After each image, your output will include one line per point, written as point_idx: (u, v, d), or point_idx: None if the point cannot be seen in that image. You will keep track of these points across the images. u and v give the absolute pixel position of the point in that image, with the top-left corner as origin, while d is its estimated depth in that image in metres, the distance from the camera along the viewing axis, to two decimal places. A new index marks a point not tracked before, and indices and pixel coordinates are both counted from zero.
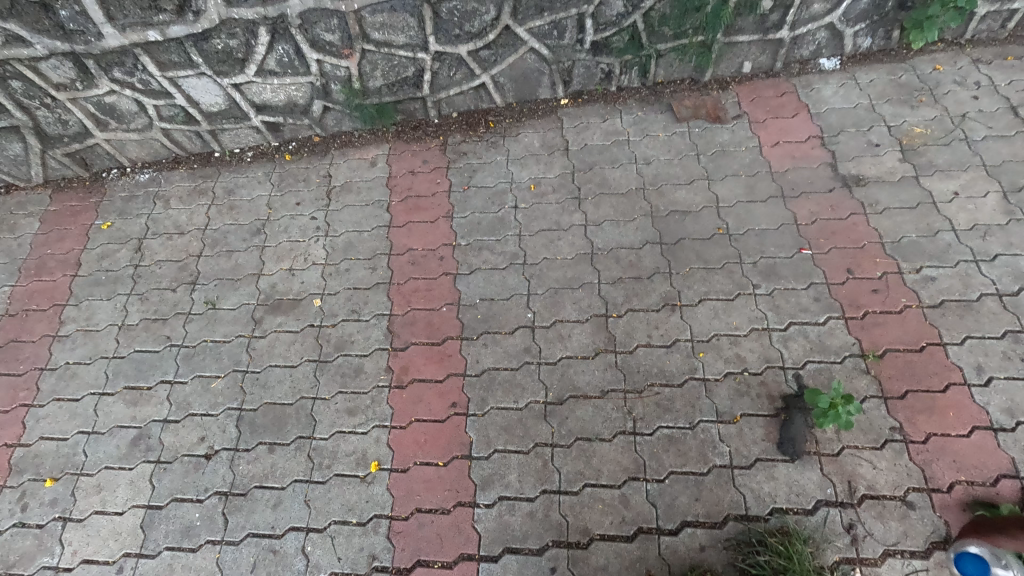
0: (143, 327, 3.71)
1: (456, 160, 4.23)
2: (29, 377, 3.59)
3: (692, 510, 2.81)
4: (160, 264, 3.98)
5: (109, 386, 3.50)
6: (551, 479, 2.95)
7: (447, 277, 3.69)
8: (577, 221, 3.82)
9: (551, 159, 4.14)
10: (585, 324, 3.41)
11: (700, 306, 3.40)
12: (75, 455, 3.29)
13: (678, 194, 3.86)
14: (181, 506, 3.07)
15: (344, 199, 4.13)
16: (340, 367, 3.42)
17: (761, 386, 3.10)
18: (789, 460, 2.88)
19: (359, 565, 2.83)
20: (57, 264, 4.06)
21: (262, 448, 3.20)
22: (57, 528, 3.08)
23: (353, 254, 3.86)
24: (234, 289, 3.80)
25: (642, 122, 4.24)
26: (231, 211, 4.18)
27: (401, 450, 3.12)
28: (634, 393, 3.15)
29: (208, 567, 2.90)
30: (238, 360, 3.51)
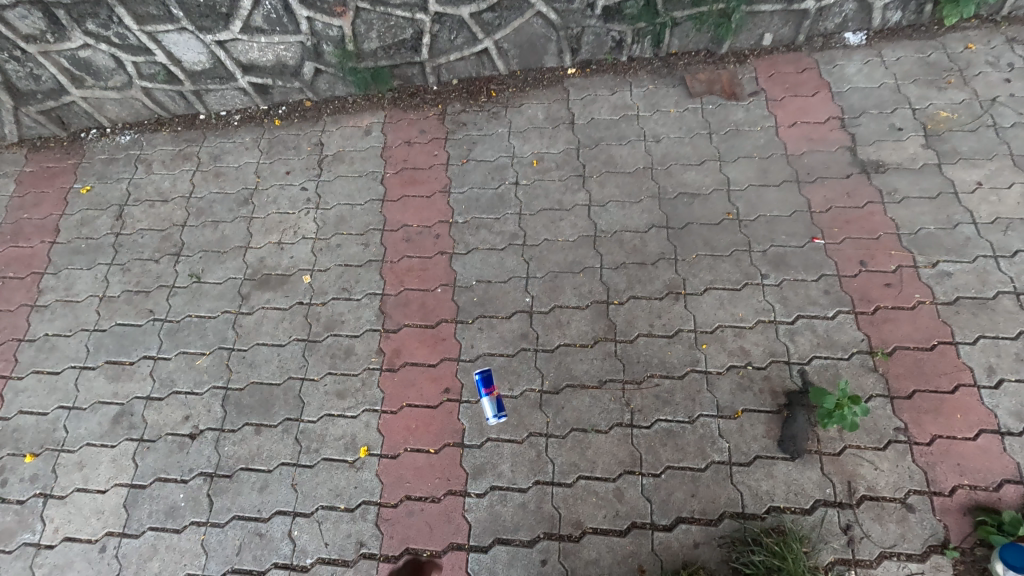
0: (124, 300, 3.56)
1: (455, 131, 4.00)
2: (7, 348, 3.46)
3: (688, 506, 2.76)
4: (142, 233, 3.80)
5: (90, 360, 3.38)
6: (545, 470, 2.88)
7: (442, 256, 3.54)
8: (580, 201, 3.64)
9: (556, 133, 3.92)
10: (585, 311, 3.28)
11: (705, 295, 3.27)
12: (55, 431, 3.19)
13: (687, 175, 3.68)
14: (165, 486, 3.01)
15: (336, 169, 3.92)
16: (329, 347, 3.30)
17: (764, 381, 3.00)
18: (789, 458, 2.81)
19: (347, 551, 2.80)
20: (34, 229, 3.87)
21: (248, 429, 3.11)
22: (38, 505, 3.02)
23: (346, 228, 3.69)
24: (220, 262, 3.64)
25: (653, 96, 4.00)
26: (217, 178, 3.97)
27: (392, 436, 3.04)
28: (633, 384, 3.05)
29: (193, 549, 2.86)
30: (224, 337, 3.38)
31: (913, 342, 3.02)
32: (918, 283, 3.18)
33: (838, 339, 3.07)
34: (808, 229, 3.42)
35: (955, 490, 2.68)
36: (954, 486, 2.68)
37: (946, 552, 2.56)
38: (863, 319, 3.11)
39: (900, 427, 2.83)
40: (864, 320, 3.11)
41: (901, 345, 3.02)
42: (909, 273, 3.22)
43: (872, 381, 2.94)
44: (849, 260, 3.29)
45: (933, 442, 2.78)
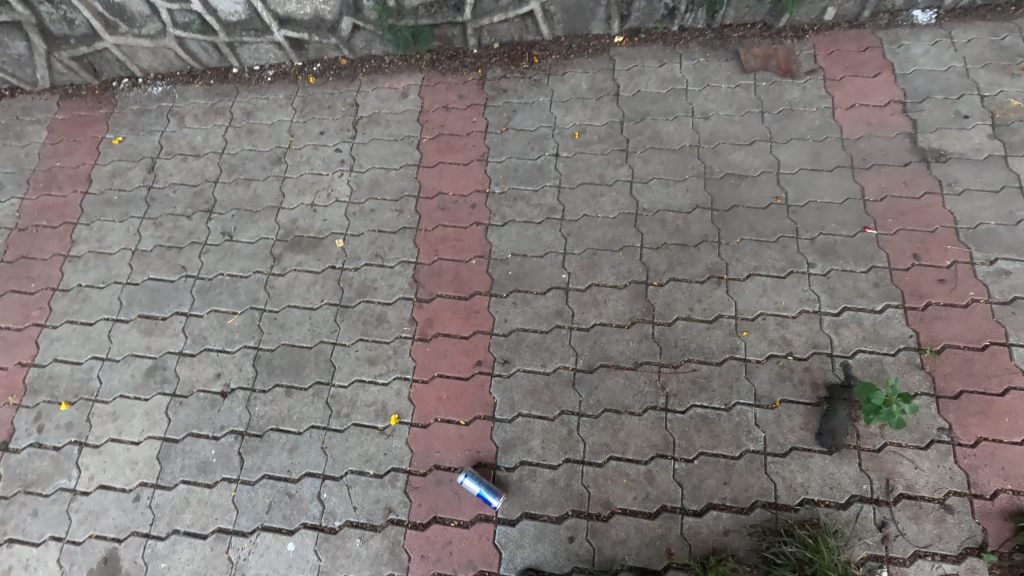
0: (157, 255, 3.54)
1: (494, 98, 3.86)
2: (42, 297, 3.47)
3: (720, 493, 2.73)
4: (174, 187, 3.75)
5: (123, 313, 3.38)
6: (576, 449, 2.86)
7: (478, 227, 3.45)
8: (622, 177, 3.52)
9: (600, 104, 3.76)
10: (622, 291, 3.20)
11: (748, 281, 3.17)
12: (89, 380, 3.22)
13: (736, 155, 3.53)
14: (197, 442, 3.04)
15: (371, 131, 3.82)
16: (361, 314, 3.27)
17: (805, 372, 2.92)
18: (827, 452, 2.75)
19: (375, 516, 2.82)
20: (67, 178, 3.84)
21: (279, 390, 3.11)
22: (73, 452, 3.07)
23: (380, 193, 3.61)
24: (252, 221, 3.59)
25: (703, 70, 3.81)
26: (250, 135, 3.88)
27: (422, 405, 3.03)
28: (669, 368, 2.99)
29: (224, 504, 2.91)
30: (256, 298, 3.36)
31: (963, 341, 2.92)
32: (974, 281, 3.05)
33: (885, 334, 2.97)
34: (860, 218, 3.28)
35: (997, 494, 2.61)
36: (997, 490, 2.62)
37: (983, 555, 2.52)
38: (913, 315, 3.00)
39: (944, 427, 2.75)
40: (913, 315, 3.00)
41: (951, 344, 2.92)
42: (964, 270, 3.09)
43: (918, 379, 2.86)
44: (902, 253, 3.16)
45: (978, 444, 2.71)
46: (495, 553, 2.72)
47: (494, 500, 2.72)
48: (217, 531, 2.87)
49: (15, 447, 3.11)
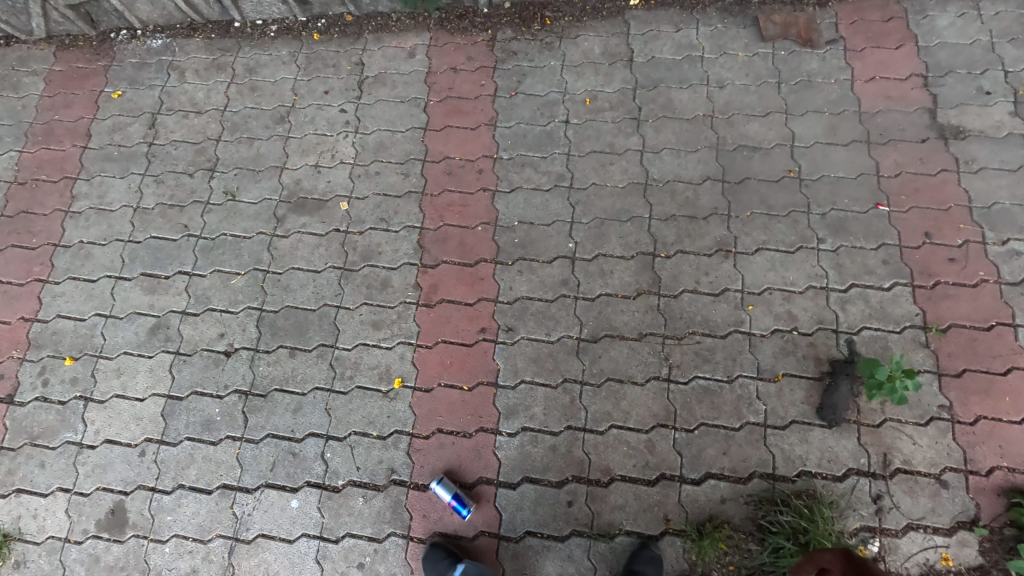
0: (159, 213, 3.49)
1: (504, 61, 3.75)
2: (43, 252, 3.44)
3: (719, 462, 2.77)
4: (176, 144, 3.67)
5: (126, 271, 3.36)
6: (578, 417, 2.88)
7: (485, 193, 3.40)
8: (633, 145, 3.45)
9: (612, 70, 3.66)
10: (629, 262, 3.17)
11: (756, 255, 3.13)
12: (93, 337, 3.23)
13: (750, 127, 3.45)
14: (201, 400, 3.05)
15: (377, 92, 3.72)
16: (366, 278, 3.25)
17: (809, 347, 2.92)
18: (827, 426, 2.77)
19: (378, 477, 2.87)
20: (66, 132, 3.76)
21: (283, 351, 3.12)
22: (78, 407, 3.10)
23: (385, 156, 3.54)
24: (255, 181, 3.53)
25: (721, 37, 3.70)
26: (253, 93, 3.79)
27: (426, 370, 3.04)
28: (673, 339, 2.99)
29: (228, 461, 2.94)
30: (260, 259, 3.33)
31: (970, 321, 2.91)
32: (984, 261, 3.03)
33: (891, 312, 2.96)
34: (873, 194, 3.23)
35: (993, 471, 2.65)
36: (993, 467, 2.65)
37: (975, 529, 2.57)
38: (921, 293, 2.99)
39: (944, 405, 2.77)
40: (921, 293, 2.98)
41: (957, 323, 2.91)
42: (975, 249, 3.06)
43: (922, 357, 2.86)
44: (914, 230, 3.12)
45: (977, 422, 2.73)
46: (496, 514, 2.78)
47: (463, 512, 2.71)
48: (222, 487, 2.92)
49: (21, 401, 3.13)
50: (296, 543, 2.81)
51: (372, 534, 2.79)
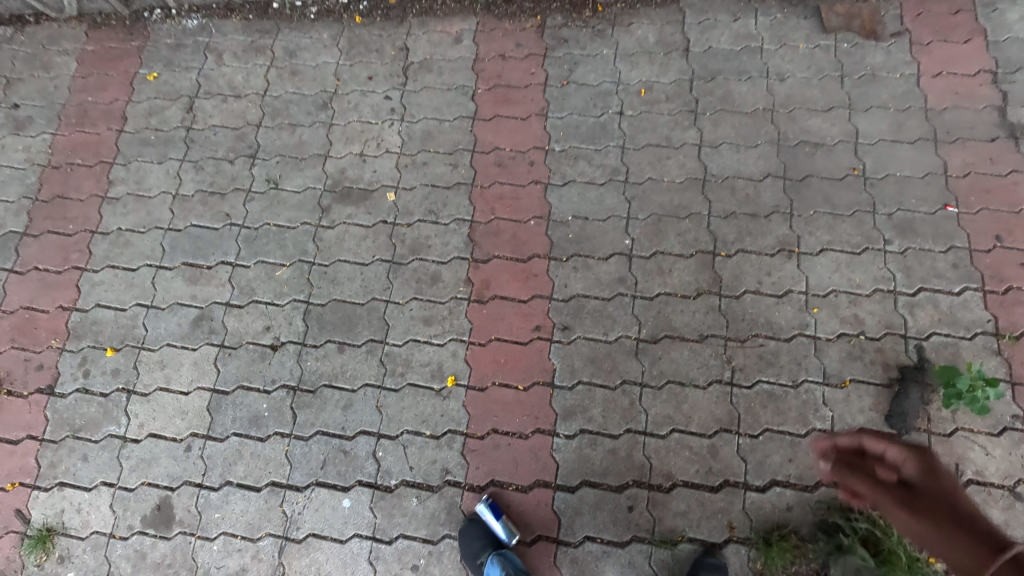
0: (199, 200, 3.39)
1: (555, 48, 3.61)
2: (80, 239, 3.34)
3: (784, 470, 2.70)
4: (214, 129, 3.55)
5: (166, 260, 3.26)
6: (638, 420, 2.81)
7: (537, 186, 3.29)
8: (691, 139, 3.33)
9: (668, 60, 3.52)
10: (688, 260, 3.07)
11: (820, 256, 3.04)
12: (135, 328, 3.14)
13: (812, 122, 3.33)
14: (248, 395, 2.98)
15: (422, 79, 3.59)
16: (415, 272, 3.15)
17: (877, 353, 2.84)
18: (896, 434, 2.70)
19: (432, 477, 2.80)
20: (100, 115, 3.64)
21: (331, 346, 3.03)
22: (122, 399, 3.02)
23: (433, 145, 3.42)
24: (298, 169, 3.42)
25: (781, 27, 3.56)
26: (293, 77, 3.66)
27: (479, 368, 2.95)
28: (735, 342, 2.91)
29: (277, 458, 2.88)
30: (305, 250, 3.23)
31: None
32: None
33: (962, 318, 2.87)
34: (941, 195, 3.12)
35: None
36: None
37: None
38: (992, 299, 2.90)
39: (1018, 415, 2.69)
40: (992, 299, 2.89)
41: None
42: None
43: (994, 365, 2.78)
44: (984, 233, 3.02)
45: None
46: (553, 518, 2.72)
47: (507, 539, 2.62)
48: (271, 484, 2.85)
49: (61, 392, 3.05)
50: (348, 544, 2.75)
51: (427, 536, 2.74)
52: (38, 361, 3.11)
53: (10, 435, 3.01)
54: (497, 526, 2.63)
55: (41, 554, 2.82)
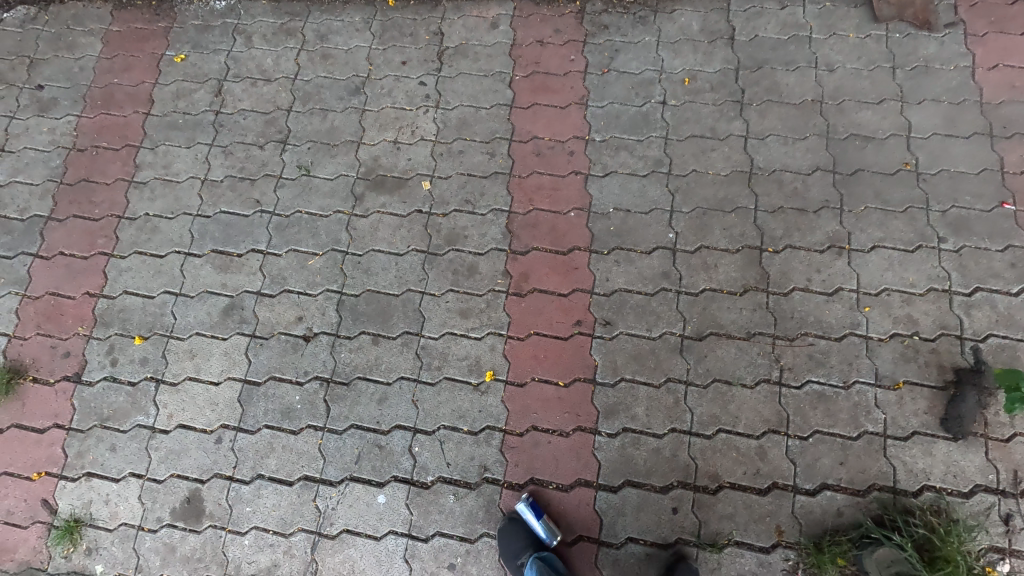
0: (228, 186, 3.30)
1: (595, 35, 3.50)
2: (107, 224, 3.26)
3: (835, 473, 2.61)
4: (244, 114, 3.46)
5: (195, 247, 3.18)
6: (683, 419, 2.72)
7: (577, 176, 3.19)
8: (736, 131, 3.22)
9: (712, 48, 3.41)
10: (734, 255, 2.97)
11: (872, 253, 2.93)
12: (163, 316, 3.06)
13: (863, 114, 3.21)
14: (280, 386, 2.90)
15: (458, 64, 3.49)
16: (451, 263, 3.06)
17: (931, 354, 2.74)
18: (952, 439, 2.61)
19: (469, 474, 2.73)
20: (126, 97, 3.55)
21: (365, 338, 2.95)
22: (150, 388, 2.95)
23: (469, 133, 3.32)
24: (330, 156, 3.33)
25: (830, 16, 3.44)
26: (325, 61, 3.56)
27: (518, 363, 2.86)
28: (784, 340, 2.81)
29: (310, 452, 2.80)
30: (338, 239, 3.14)
31: None
32: None
33: (1021, 319, 2.77)
34: (998, 192, 3.01)
35: None
36: None
37: None
38: None
39: None
40: None
41: None
42: None
43: None
44: None
45: None
46: (595, 518, 2.64)
47: (547, 539, 2.55)
48: (303, 478, 2.77)
49: (89, 380, 2.98)
50: (383, 541, 2.68)
51: (464, 535, 2.66)
52: (64, 349, 3.04)
53: (36, 423, 2.94)
54: (537, 525, 2.55)
55: (69, 545, 2.76)
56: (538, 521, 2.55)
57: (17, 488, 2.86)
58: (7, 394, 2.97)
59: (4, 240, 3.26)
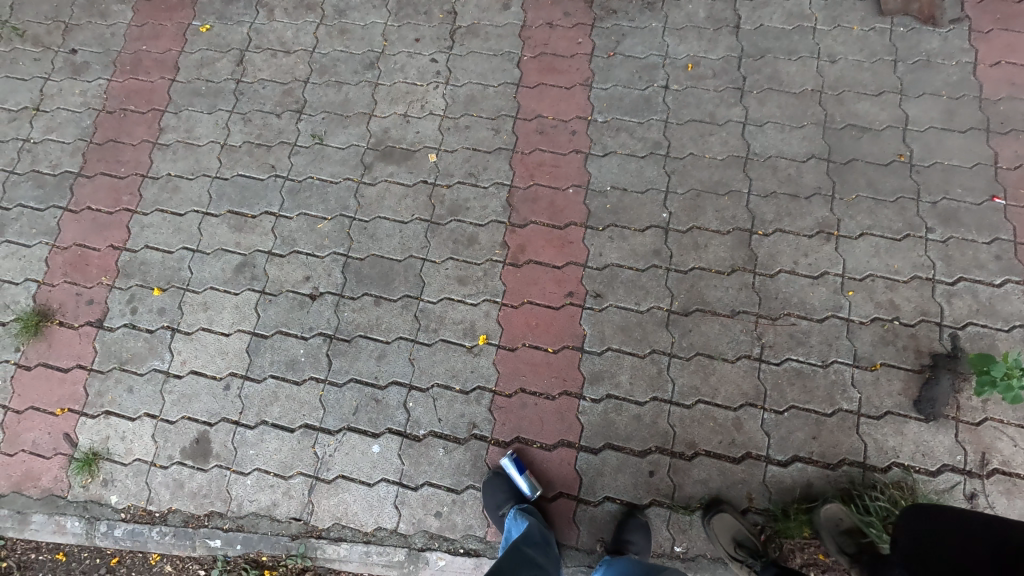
0: (245, 151, 3.47)
1: (603, 19, 3.60)
2: (131, 182, 3.46)
3: (807, 447, 2.73)
4: (263, 83, 3.63)
5: (213, 207, 3.37)
6: (665, 389, 2.85)
7: (577, 155, 3.31)
8: (735, 117, 3.31)
9: (717, 36, 3.49)
10: (725, 237, 3.07)
11: (859, 240, 3.02)
12: (181, 270, 3.25)
13: (861, 105, 3.28)
14: (286, 340, 3.09)
15: (469, 43, 3.61)
16: (452, 232, 3.20)
17: (910, 339, 2.84)
18: (923, 420, 2.71)
19: (459, 430, 2.89)
20: (153, 63, 3.73)
21: (368, 299, 3.12)
22: (166, 336, 3.15)
23: (476, 110, 3.45)
24: (343, 126, 3.48)
25: (835, 8, 3.50)
26: (342, 36, 3.70)
27: (511, 330, 3.01)
28: (767, 319, 2.92)
29: (312, 402, 2.98)
30: (346, 206, 3.30)
31: None
32: None
33: (1001, 310, 2.85)
34: (989, 186, 3.07)
35: None
36: None
37: None
38: None
39: None
40: None
41: None
42: None
43: None
44: None
45: None
46: (575, 477, 2.79)
47: (529, 493, 2.70)
48: (304, 426, 2.96)
49: (110, 326, 3.19)
50: (376, 487, 2.85)
51: (451, 486, 2.83)
52: (89, 296, 3.25)
53: (61, 363, 3.16)
54: (521, 480, 2.70)
55: (88, 475, 2.99)
56: (522, 476, 2.70)
57: (41, 422, 3.08)
58: (34, 335, 3.19)
59: (36, 193, 3.48)
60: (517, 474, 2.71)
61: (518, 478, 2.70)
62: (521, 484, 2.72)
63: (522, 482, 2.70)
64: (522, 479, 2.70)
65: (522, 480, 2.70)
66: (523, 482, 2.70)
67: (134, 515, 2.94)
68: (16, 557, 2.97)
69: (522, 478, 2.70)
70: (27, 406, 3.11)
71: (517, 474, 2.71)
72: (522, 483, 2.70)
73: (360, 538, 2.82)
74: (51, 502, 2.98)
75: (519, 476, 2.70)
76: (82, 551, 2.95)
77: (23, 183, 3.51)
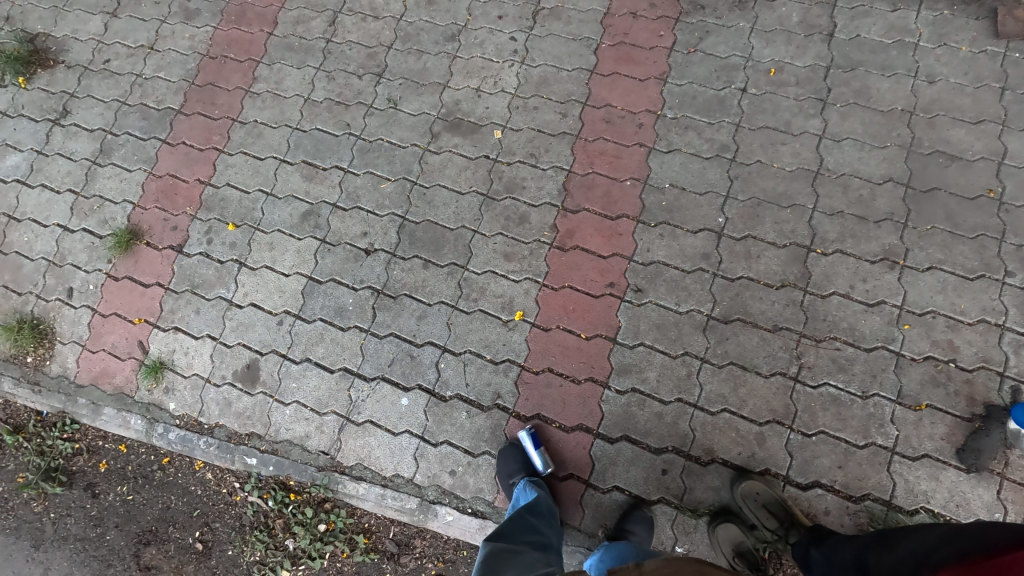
0: (326, 107, 3.69)
1: (689, 14, 3.52)
2: (223, 124, 3.76)
3: (831, 474, 2.67)
4: (350, 45, 3.82)
5: (289, 156, 3.61)
6: (691, 392, 2.84)
7: (640, 148, 3.29)
8: (812, 128, 3.18)
9: (807, 42, 3.35)
10: (780, 250, 2.99)
11: (926, 273, 2.86)
12: (254, 210, 3.53)
13: (955, 132, 3.07)
14: (338, 288, 3.30)
15: (550, 26, 3.64)
16: (506, 209, 3.29)
17: (964, 384, 2.68)
18: (963, 469, 2.58)
19: (484, 397, 3.01)
20: (256, 17, 4.00)
21: (417, 262, 3.27)
22: (234, 269, 3.44)
23: (547, 92, 3.49)
24: (417, 94, 3.62)
25: (944, 25, 3.26)
26: (429, 6, 3.82)
27: (548, 310, 3.08)
28: (810, 340, 2.84)
29: (353, 348, 3.19)
30: (410, 170, 3.46)
31: None
32: None
33: None
34: None
35: None
36: None
37: None
38: None
39: None
40: None
41: None
42: None
43: None
44: None
45: None
46: (588, 462, 2.85)
47: (541, 469, 2.78)
48: (343, 369, 3.17)
49: (188, 252, 3.52)
50: (399, 437, 3.03)
51: (469, 448, 2.96)
52: (174, 223, 3.59)
53: (143, 279, 3.52)
54: (535, 455, 2.79)
55: (153, 381, 3.34)
56: (537, 452, 2.79)
57: (122, 327, 3.46)
58: (125, 250, 3.56)
59: (142, 124, 3.85)
60: (531, 448, 2.80)
61: (534, 453, 2.79)
62: (534, 459, 2.81)
63: (536, 457, 2.79)
64: (537, 454, 2.79)
65: (536, 455, 2.78)
66: (537, 457, 2.79)
67: (186, 423, 3.26)
68: (87, 442, 3.38)
69: (535, 453, 2.79)
70: (111, 311, 3.49)
71: (532, 448, 2.80)
72: (536, 458, 2.78)
73: (379, 481, 3.01)
74: (120, 399, 3.36)
75: (533, 450, 2.80)
76: (140, 446, 3.32)
77: (131, 113, 3.88)
